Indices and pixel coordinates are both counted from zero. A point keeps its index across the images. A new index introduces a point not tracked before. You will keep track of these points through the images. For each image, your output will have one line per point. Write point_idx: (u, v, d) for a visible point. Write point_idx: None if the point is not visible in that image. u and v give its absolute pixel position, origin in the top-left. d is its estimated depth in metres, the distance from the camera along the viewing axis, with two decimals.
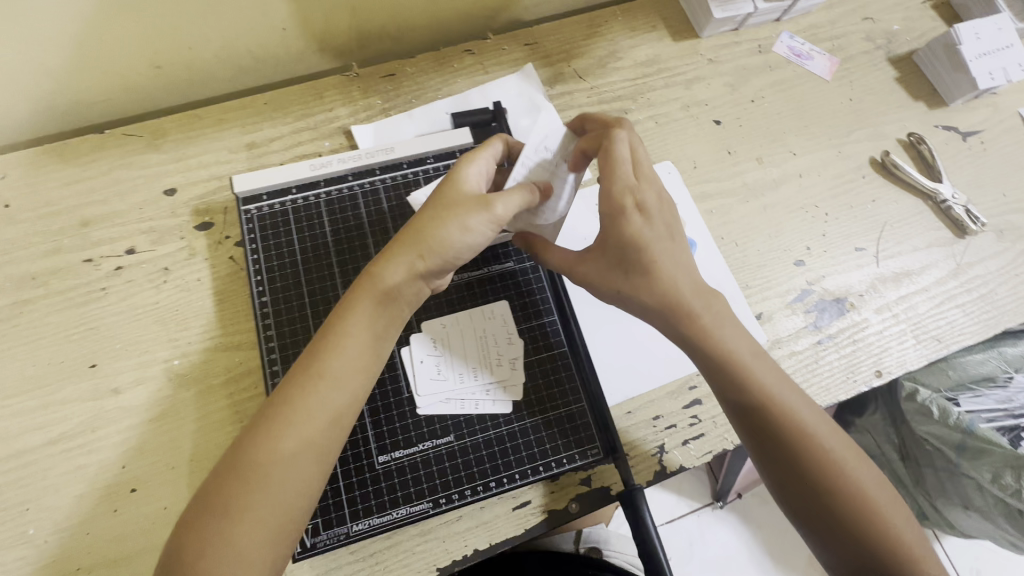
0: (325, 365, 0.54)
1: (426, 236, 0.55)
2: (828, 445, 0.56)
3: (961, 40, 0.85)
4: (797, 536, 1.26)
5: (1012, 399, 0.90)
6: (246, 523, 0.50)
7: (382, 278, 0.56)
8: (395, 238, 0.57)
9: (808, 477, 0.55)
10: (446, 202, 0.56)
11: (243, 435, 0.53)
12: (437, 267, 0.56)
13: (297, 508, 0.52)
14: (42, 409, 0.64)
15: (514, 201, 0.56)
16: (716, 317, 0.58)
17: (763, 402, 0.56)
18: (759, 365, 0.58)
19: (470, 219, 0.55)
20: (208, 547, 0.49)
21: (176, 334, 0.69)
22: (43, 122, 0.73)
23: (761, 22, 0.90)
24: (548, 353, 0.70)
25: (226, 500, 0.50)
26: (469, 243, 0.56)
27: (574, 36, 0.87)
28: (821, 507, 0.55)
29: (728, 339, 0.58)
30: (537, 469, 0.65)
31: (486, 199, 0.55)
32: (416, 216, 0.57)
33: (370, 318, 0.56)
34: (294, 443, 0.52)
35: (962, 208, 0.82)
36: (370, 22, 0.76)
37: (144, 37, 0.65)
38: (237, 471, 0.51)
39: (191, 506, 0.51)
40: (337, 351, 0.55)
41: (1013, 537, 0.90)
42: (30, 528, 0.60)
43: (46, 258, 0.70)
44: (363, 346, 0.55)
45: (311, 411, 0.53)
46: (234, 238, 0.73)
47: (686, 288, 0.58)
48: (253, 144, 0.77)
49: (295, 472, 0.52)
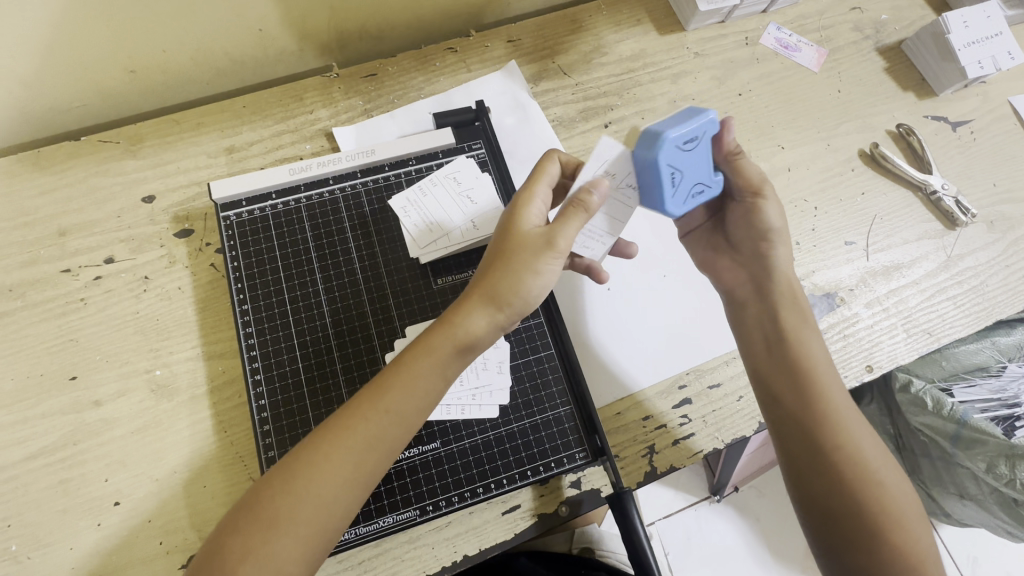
0: (394, 401, 0.52)
1: (505, 284, 0.53)
2: (880, 468, 0.56)
3: (950, 29, 0.84)
4: (795, 528, 1.27)
5: (1005, 388, 0.87)
6: (291, 537, 0.47)
7: (463, 321, 0.53)
8: (474, 283, 0.55)
9: (850, 481, 0.55)
10: (517, 241, 0.55)
11: (298, 449, 0.51)
12: (513, 314, 0.54)
13: (338, 529, 0.50)
14: (21, 424, 0.63)
15: (572, 227, 0.54)
16: (811, 323, 0.62)
17: (823, 385, 0.58)
18: (831, 368, 0.60)
19: (542, 263, 0.54)
20: (250, 556, 0.46)
21: (158, 343, 0.68)
22: (16, 130, 0.71)
23: (748, 13, 0.89)
24: (535, 356, 0.69)
25: (272, 513, 0.48)
26: (540, 288, 0.54)
27: (558, 31, 0.86)
28: (849, 506, 0.55)
29: (810, 333, 0.61)
30: (525, 473, 0.64)
31: (549, 238, 0.54)
32: (492, 264, 0.55)
33: (445, 363, 0.53)
34: (349, 466, 0.50)
35: (952, 199, 0.82)
36: (350, 21, 0.74)
37: (114, 40, 0.63)
38: (288, 487, 0.48)
39: (237, 506, 0.49)
40: (407, 391, 0.52)
41: (1009, 526, 0.90)
42: (13, 544, 0.59)
43: (24, 269, 0.69)
44: (435, 389, 0.53)
45: (370, 441, 0.51)
46: (215, 245, 0.72)
47: (782, 281, 0.63)
48: (232, 148, 0.76)
49: (347, 495, 0.50)
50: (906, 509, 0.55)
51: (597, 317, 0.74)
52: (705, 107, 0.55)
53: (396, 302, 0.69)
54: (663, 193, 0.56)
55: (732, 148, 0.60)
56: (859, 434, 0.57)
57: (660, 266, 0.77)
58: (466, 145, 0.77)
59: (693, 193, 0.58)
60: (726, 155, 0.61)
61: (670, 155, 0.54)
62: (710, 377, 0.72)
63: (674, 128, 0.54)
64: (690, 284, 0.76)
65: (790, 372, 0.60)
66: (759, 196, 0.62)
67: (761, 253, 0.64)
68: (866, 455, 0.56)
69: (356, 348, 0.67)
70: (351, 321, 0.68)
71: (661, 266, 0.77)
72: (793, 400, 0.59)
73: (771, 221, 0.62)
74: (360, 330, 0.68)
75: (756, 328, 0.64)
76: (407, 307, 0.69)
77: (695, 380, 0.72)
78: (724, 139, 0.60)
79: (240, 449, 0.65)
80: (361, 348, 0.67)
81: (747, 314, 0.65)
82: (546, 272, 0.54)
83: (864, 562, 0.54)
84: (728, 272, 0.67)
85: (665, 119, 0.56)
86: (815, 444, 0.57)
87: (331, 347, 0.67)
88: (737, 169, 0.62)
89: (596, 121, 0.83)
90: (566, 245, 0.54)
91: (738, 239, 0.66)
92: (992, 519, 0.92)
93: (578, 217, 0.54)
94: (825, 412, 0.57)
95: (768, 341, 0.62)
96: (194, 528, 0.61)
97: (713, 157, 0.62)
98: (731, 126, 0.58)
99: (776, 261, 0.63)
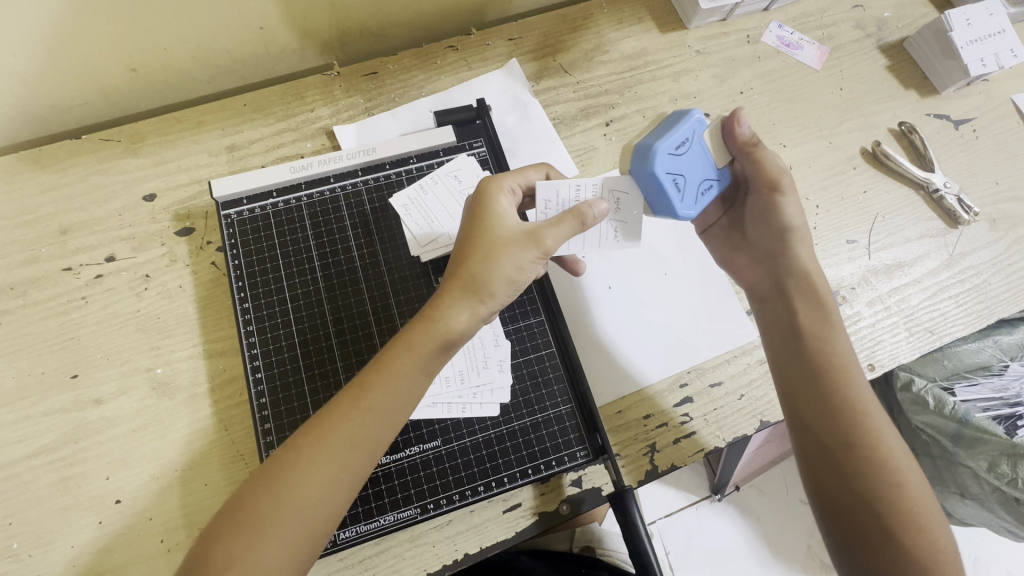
0: (373, 400, 0.52)
1: (483, 279, 0.54)
2: (899, 465, 0.55)
3: (952, 27, 0.83)
4: (795, 526, 1.27)
5: (1007, 387, 0.87)
6: (276, 540, 0.47)
7: (442, 315, 0.53)
8: (450, 276, 0.55)
9: (866, 477, 0.55)
10: (494, 235, 0.56)
11: (283, 451, 0.51)
12: (493, 307, 0.55)
13: (326, 531, 0.50)
14: (22, 422, 0.63)
15: (563, 230, 0.55)
16: (834, 319, 0.61)
17: (841, 381, 0.58)
18: (853, 365, 0.60)
19: (525, 257, 0.55)
20: (235, 562, 0.46)
21: (159, 342, 0.68)
22: (16, 128, 0.71)
23: (749, 11, 0.88)
24: (536, 354, 0.69)
25: (258, 516, 0.48)
26: (521, 282, 0.56)
27: (559, 29, 0.86)
28: (863, 502, 0.55)
29: (832, 329, 0.61)
30: (526, 472, 0.64)
31: (533, 235, 0.55)
32: (465, 255, 0.55)
33: (428, 360, 0.53)
34: (335, 466, 0.50)
35: (954, 197, 0.81)
36: (351, 20, 0.74)
37: (115, 38, 0.63)
38: (272, 490, 0.49)
39: (222, 511, 0.49)
40: (388, 388, 0.52)
41: (1011, 526, 0.89)
42: (14, 542, 0.60)
43: (24, 268, 0.69)
44: (417, 387, 0.53)
45: (352, 440, 0.51)
46: (215, 243, 0.72)
47: (803, 277, 0.63)
48: (233, 146, 0.76)
49: (335, 496, 0.50)
50: (925, 506, 0.55)
51: (598, 315, 0.74)
52: (688, 109, 0.57)
53: (396, 301, 0.69)
54: (672, 199, 0.56)
55: (747, 138, 0.61)
56: (882, 431, 0.56)
57: (662, 264, 0.76)
58: (467, 143, 0.77)
59: (702, 191, 0.58)
60: (742, 146, 0.62)
61: (665, 163, 0.55)
62: (712, 376, 0.72)
63: (661, 137, 0.55)
64: (692, 283, 0.76)
65: (807, 369, 0.60)
66: (777, 190, 0.62)
67: (783, 248, 0.64)
68: (885, 452, 0.56)
69: (357, 346, 0.67)
70: (352, 320, 0.68)
71: (663, 264, 0.76)
72: (809, 397, 0.59)
73: (789, 214, 0.62)
74: (361, 328, 0.68)
75: (777, 324, 0.64)
76: (408, 305, 0.69)
77: (697, 378, 0.72)
78: (735, 131, 0.62)
79: (241, 447, 0.65)
80: (362, 347, 0.67)
81: (769, 308, 0.66)
82: (524, 266, 0.55)
83: (883, 561, 0.54)
84: (747, 269, 0.68)
85: (651, 130, 0.57)
86: (828, 440, 0.57)
87: (332, 345, 0.67)
88: (757, 161, 0.61)
89: (597, 119, 0.83)
90: (550, 242, 0.55)
91: (757, 236, 0.66)
92: (993, 519, 0.91)
93: (572, 225, 0.55)
94: (842, 409, 0.57)
95: (789, 336, 0.63)
96: (195, 526, 0.61)
97: (727, 151, 0.63)
98: (740, 116, 0.60)
99: (797, 256, 0.63)
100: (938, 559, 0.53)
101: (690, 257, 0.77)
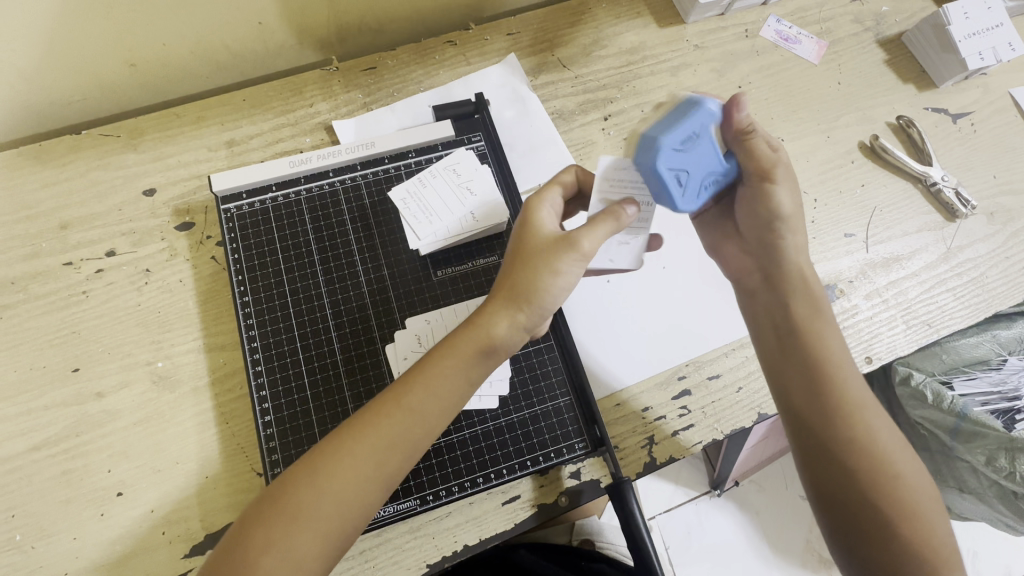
0: (410, 401, 0.52)
1: (522, 287, 0.54)
2: (899, 462, 0.56)
3: (950, 21, 0.84)
4: (794, 521, 1.27)
5: (1004, 381, 0.87)
6: (309, 532, 0.48)
7: (485, 323, 0.54)
8: (498, 286, 0.56)
9: (873, 474, 0.55)
10: (534, 246, 0.56)
11: (323, 443, 0.51)
12: (534, 313, 0.56)
13: (351, 529, 0.50)
14: (24, 415, 0.64)
15: (600, 232, 0.55)
16: (825, 314, 0.61)
17: (833, 378, 0.58)
18: (846, 362, 0.60)
19: (564, 263, 0.55)
20: (271, 548, 0.47)
21: (160, 336, 0.68)
22: (15, 123, 0.71)
23: (747, 5, 0.88)
24: (535, 346, 0.69)
25: (294, 505, 0.48)
26: (564, 287, 0.56)
27: (558, 24, 0.86)
28: (862, 499, 0.55)
29: (828, 329, 0.60)
30: (525, 464, 0.65)
31: (571, 240, 0.55)
32: (515, 263, 0.56)
33: (470, 365, 0.54)
34: (371, 464, 0.50)
35: (952, 191, 0.82)
36: (349, 15, 0.74)
37: (114, 33, 0.63)
38: (308, 482, 0.49)
39: (260, 497, 0.50)
40: (430, 391, 0.53)
41: (1008, 519, 0.88)
42: (17, 534, 0.60)
43: (26, 262, 0.69)
44: (457, 390, 0.54)
45: (391, 441, 0.51)
46: (215, 238, 0.72)
47: (797, 272, 0.62)
48: (232, 142, 0.76)
49: (368, 495, 0.50)
50: (924, 502, 0.55)
51: (599, 309, 0.74)
52: (697, 101, 0.56)
53: (395, 293, 0.70)
54: (675, 197, 0.55)
55: (744, 125, 0.57)
56: (876, 425, 0.57)
57: (660, 258, 0.77)
58: (466, 137, 0.77)
59: (709, 184, 0.58)
60: (736, 133, 0.59)
61: (670, 158, 0.54)
62: (710, 368, 0.72)
63: (668, 132, 0.54)
64: (690, 277, 0.76)
65: (805, 365, 0.59)
66: (769, 180, 0.59)
67: (772, 242, 0.62)
68: (884, 449, 0.56)
69: (357, 340, 0.67)
70: (352, 313, 0.68)
71: (662, 258, 0.77)
72: (808, 395, 0.59)
73: (782, 203, 0.60)
74: (360, 321, 0.68)
75: (767, 318, 0.64)
76: (407, 298, 0.70)
77: (695, 371, 0.72)
78: (734, 116, 0.58)
79: (242, 440, 0.65)
80: (362, 340, 0.67)
81: (758, 303, 0.65)
82: (565, 273, 0.55)
83: (882, 553, 0.54)
84: (735, 260, 0.67)
85: (660, 120, 0.56)
86: (824, 435, 0.57)
87: (331, 338, 0.67)
88: (750, 150, 0.58)
89: (596, 114, 0.83)
90: (588, 246, 0.55)
91: (745, 229, 0.64)
92: (990, 512, 0.91)
93: (608, 225, 0.55)
94: (840, 406, 0.57)
95: (778, 334, 0.62)
96: (196, 518, 0.62)
97: (722, 138, 0.60)
98: (742, 101, 0.57)
99: (788, 249, 0.62)
100: (939, 553, 0.54)
101: (689, 251, 0.77)
